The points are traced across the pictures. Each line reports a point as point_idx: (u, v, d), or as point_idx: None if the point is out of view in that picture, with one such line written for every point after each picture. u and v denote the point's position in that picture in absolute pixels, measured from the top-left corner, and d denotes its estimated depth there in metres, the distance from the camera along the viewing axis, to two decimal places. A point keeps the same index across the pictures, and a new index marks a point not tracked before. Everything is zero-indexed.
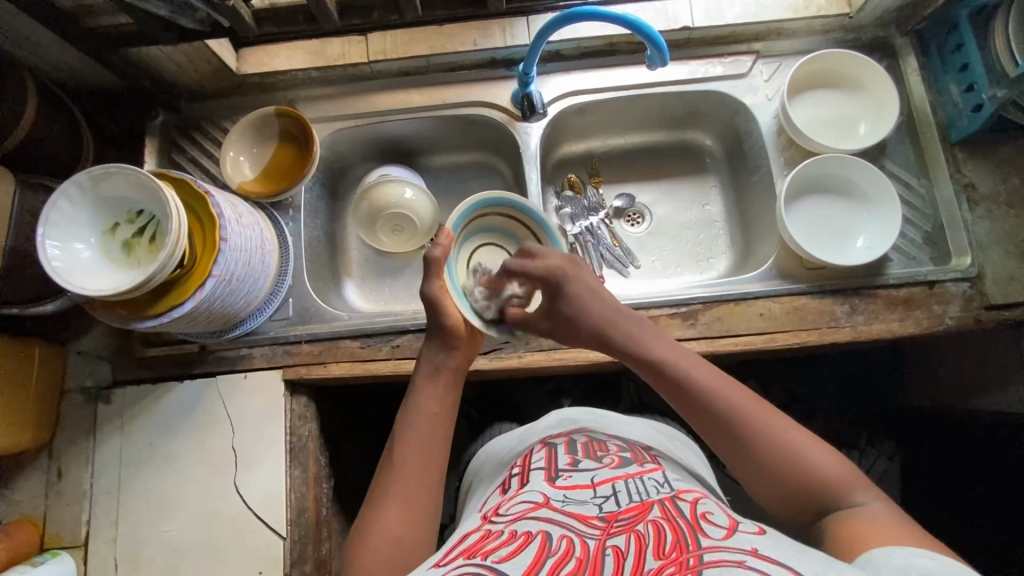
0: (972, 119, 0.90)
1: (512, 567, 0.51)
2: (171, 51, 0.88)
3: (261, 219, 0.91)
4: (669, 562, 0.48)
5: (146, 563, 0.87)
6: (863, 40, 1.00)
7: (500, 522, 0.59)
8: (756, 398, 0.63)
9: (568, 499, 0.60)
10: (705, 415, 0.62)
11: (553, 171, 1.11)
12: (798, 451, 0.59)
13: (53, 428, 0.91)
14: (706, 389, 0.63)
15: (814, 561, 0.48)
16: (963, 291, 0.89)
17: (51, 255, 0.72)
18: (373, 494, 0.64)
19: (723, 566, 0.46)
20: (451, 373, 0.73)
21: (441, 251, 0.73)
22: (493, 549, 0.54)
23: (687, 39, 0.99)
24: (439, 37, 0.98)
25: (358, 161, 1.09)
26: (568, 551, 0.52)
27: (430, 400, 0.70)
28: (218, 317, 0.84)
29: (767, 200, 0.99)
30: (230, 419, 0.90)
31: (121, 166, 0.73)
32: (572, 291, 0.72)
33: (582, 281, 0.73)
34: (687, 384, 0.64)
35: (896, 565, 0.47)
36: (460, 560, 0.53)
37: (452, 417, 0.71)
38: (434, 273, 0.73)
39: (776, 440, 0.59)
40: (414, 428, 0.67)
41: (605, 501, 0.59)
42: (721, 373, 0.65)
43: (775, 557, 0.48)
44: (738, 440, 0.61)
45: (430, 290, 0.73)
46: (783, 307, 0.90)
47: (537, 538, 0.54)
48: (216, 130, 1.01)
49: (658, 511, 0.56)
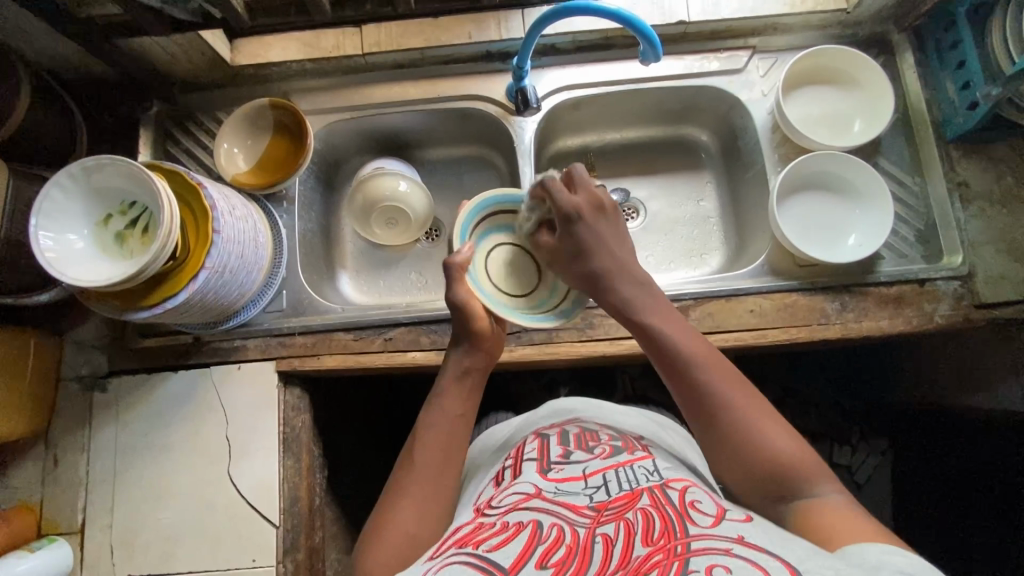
0: (967, 117, 0.90)
1: (504, 556, 0.52)
2: (166, 41, 0.88)
3: (254, 211, 0.91)
4: (657, 549, 0.49)
5: (141, 551, 0.88)
6: (861, 36, 1.00)
7: (493, 514, 0.59)
8: (751, 393, 0.62)
9: (560, 491, 0.61)
10: (694, 396, 0.62)
11: (549, 164, 1.11)
12: (774, 443, 0.59)
13: (49, 417, 0.92)
14: (700, 367, 0.62)
15: (798, 548, 0.49)
16: (954, 289, 0.89)
17: (45, 246, 0.73)
18: (389, 492, 0.66)
19: (710, 555, 0.47)
20: (478, 376, 0.73)
21: (460, 258, 0.73)
22: (485, 539, 0.55)
23: (684, 33, 0.98)
24: (434, 30, 0.97)
25: (353, 154, 1.09)
26: (558, 538, 0.53)
27: (454, 401, 0.70)
28: (212, 308, 0.85)
29: (761, 196, 0.99)
30: (225, 410, 0.91)
31: (113, 156, 0.73)
32: (586, 236, 0.69)
33: (602, 231, 0.70)
34: (683, 361, 0.63)
35: (870, 564, 0.47)
36: (451, 551, 0.55)
37: (474, 419, 0.71)
38: (456, 280, 0.73)
39: (746, 423, 0.60)
40: (432, 428, 0.69)
41: (596, 491, 0.60)
42: (722, 361, 0.64)
43: (761, 544, 0.49)
44: (715, 422, 0.61)
45: (456, 298, 0.72)
46: (773, 304, 0.91)
47: (528, 527, 0.55)
48: (211, 121, 1.01)
49: (647, 499, 0.56)
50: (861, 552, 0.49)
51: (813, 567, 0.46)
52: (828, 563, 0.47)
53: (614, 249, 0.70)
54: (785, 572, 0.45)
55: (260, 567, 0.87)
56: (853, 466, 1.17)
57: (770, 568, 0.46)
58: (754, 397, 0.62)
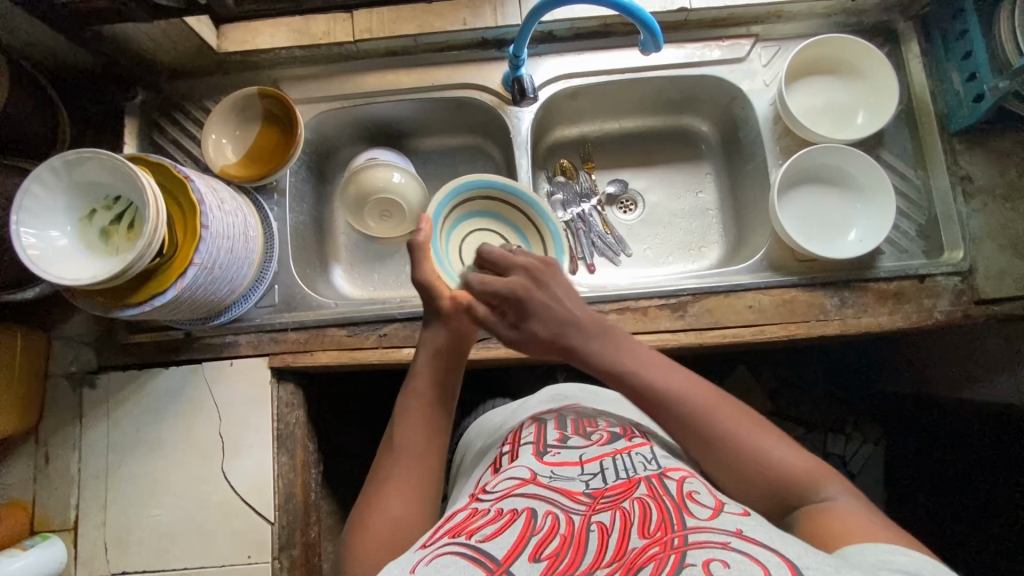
0: (972, 111, 0.88)
1: (496, 546, 0.50)
2: (148, 27, 0.84)
3: (244, 203, 0.89)
4: (653, 541, 0.48)
5: (134, 548, 0.87)
6: (866, 24, 0.97)
7: (487, 499, 0.59)
8: (759, 421, 0.62)
9: (556, 476, 0.60)
10: (717, 451, 0.60)
11: (545, 154, 1.09)
12: (775, 451, 0.59)
13: (38, 413, 0.90)
14: (715, 421, 0.61)
15: (798, 543, 0.48)
16: (953, 285, 0.89)
17: (27, 243, 0.71)
18: (374, 482, 0.65)
19: (707, 548, 0.46)
20: (448, 357, 0.71)
21: (422, 236, 0.72)
22: (478, 529, 0.54)
23: (684, 21, 0.95)
24: (427, 15, 0.94)
25: (345, 144, 1.07)
26: (553, 528, 0.52)
27: (427, 384, 0.69)
28: (202, 304, 0.83)
29: (761, 190, 0.98)
30: (217, 406, 0.90)
31: (94, 151, 0.71)
32: (531, 309, 0.66)
33: (548, 299, 0.66)
34: (698, 421, 0.61)
35: (869, 562, 0.47)
36: (444, 540, 0.53)
37: (450, 403, 0.70)
38: (421, 260, 0.72)
39: (764, 453, 0.59)
40: (413, 414, 0.68)
41: (593, 477, 0.59)
42: (729, 400, 0.63)
43: (759, 539, 0.48)
44: (724, 448, 0.60)
45: (420, 274, 0.71)
46: (773, 299, 0.90)
47: (522, 515, 0.54)
48: (198, 111, 0.98)
49: (644, 489, 0.55)
50: (860, 552, 0.48)
51: (812, 563, 0.45)
52: (828, 560, 0.46)
53: (574, 315, 0.66)
54: (783, 568, 0.44)
55: (255, 564, 0.86)
56: (846, 457, 1.18)
57: (769, 565, 0.44)
58: (717, 395, 0.63)
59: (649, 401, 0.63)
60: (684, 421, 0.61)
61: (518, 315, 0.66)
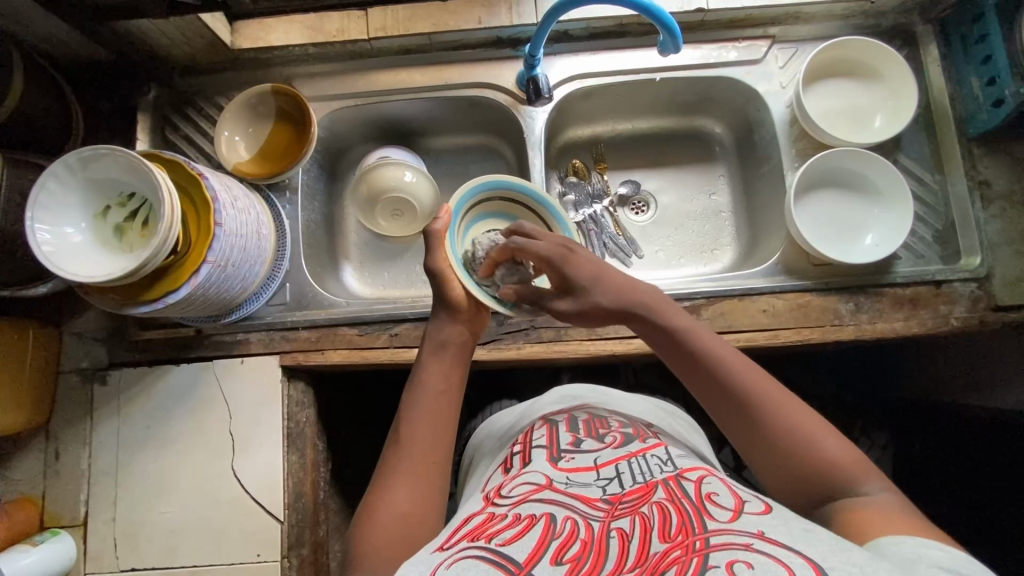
0: (992, 114, 0.87)
1: (517, 551, 0.50)
2: (163, 24, 0.84)
3: (258, 202, 0.89)
4: (675, 545, 0.48)
5: (144, 545, 0.87)
6: (884, 26, 0.97)
7: (504, 504, 0.58)
8: (828, 428, 0.59)
9: (572, 481, 0.59)
10: (766, 448, 0.59)
11: (558, 155, 1.09)
12: (828, 465, 0.56)
13: (49, 408, 0.90)
14: (772, 416, 0.59)
15: (819, 541, 0.47)
16: (970, 292, 0.88)
17: (42, 240, 0.70)
18: (379, 475, 0.63)
19: (730, 550, 0.46)
20: (457, 349, 0.71)
21: (439, 224, 0.72)
22: (497, 532, 0.53)
23: (701, 22, 0.95)
24: (443, 13, 0.94)
25: (358, 142, 1.06)
26: (573, 533, 0.51)
27: (436, 375, 0.69)
28: (214, 301, 0.83)
29: (776, 193, 0.97)
30: (228, 403, 0.90)
31: (110, 146, 0.70)
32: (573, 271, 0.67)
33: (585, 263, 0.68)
34: (754, 412, 0.59)
35: (904, 555, 0.46)
36: (463, 543, 0.53)
37: (458, 394, 0.69)
38: (436, 246, 0.72)
39: (820, 462, 0.56)
40: (417, 407, 0.66)
41: (609, 482, 0.58)
42: (801, 404, 0.60)
43: (782, 541, 0.47)
44: (774, 445, 0.58)
45: (434, 263, 0.72)
46: (787, 303, 0.89)
47: (541, 521, 0.53)
48: (210, 106, 0.98)
49: (662, 492, 0.55)
50: (895, 545, 0.48)
51: (835, 560, 0.45)
52: (855, 559, 0.45)
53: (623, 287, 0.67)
54: (808, 570, 0.43)
55: (265, 563, 0.86)
56: None
57: (793, 567, 0.44)
58: (786, 394, 0.60)
59: (702, 376, 0.62)
60: (739, 407, 0.60)
61: (559, 276, 0.67)
